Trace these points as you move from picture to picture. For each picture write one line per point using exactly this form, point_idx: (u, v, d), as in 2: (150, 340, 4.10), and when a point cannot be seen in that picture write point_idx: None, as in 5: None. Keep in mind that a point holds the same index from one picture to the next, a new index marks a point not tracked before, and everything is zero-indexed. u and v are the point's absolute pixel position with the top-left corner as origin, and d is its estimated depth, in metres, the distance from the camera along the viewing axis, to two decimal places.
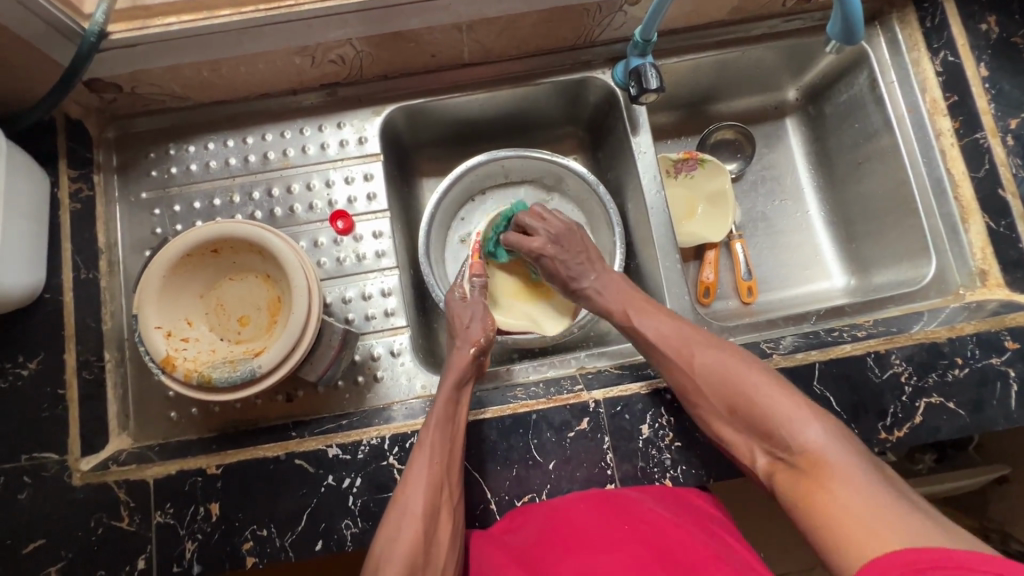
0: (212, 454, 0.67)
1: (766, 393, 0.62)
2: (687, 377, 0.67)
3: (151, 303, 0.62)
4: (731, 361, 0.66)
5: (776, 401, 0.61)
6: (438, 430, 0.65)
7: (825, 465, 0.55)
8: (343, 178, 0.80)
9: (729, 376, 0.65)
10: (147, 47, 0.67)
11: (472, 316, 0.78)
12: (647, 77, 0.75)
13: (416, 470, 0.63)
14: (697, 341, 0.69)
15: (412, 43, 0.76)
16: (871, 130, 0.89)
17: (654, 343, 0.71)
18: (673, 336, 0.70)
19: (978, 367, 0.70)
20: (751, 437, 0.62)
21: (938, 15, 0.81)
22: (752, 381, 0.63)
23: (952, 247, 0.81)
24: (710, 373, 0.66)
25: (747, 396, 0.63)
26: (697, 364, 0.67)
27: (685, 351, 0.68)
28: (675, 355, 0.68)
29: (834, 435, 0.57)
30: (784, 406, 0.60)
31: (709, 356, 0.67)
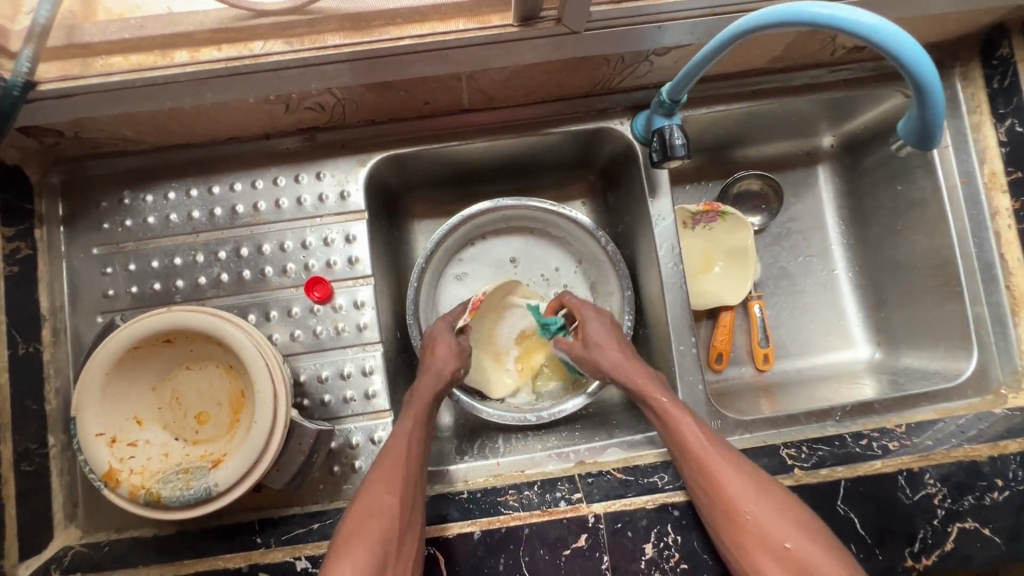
0: (167, 561, 0.60)
1: (812, 537, 0.56)
2: (732, 500, 0.58)
3: (91, 406, 0.54)
4: (776, 496, 0.59)
5: (822, 554, 0.55)
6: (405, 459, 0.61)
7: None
8: (320, 238, 0.71)
9: (779, 513, 0.57)
10: (87, 96, 0.57)
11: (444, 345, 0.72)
12: (672, 142, 0.66)
13: (376, 507, 0.58)
14: (755, 488, 0.59)
15: (403, 90, 0.65)
16: (915, 197, 0.79)
17: (699, 454, 0.61)
18: (715, 456, 0.61)
19: (1020, 489, 0.64)
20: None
21: (1009, 76, 0.71)
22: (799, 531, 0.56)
23: (997, 341, 0.73)
24: (767, 519, 0.57)
25: (794, 538, 0.56)
26: (744, 496, 0.59)
27: (723, 470, 0.60)
28: (720, 472, 0.60)
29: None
30: (832, 560, 0.54)
31: (751, 483, 0.59)
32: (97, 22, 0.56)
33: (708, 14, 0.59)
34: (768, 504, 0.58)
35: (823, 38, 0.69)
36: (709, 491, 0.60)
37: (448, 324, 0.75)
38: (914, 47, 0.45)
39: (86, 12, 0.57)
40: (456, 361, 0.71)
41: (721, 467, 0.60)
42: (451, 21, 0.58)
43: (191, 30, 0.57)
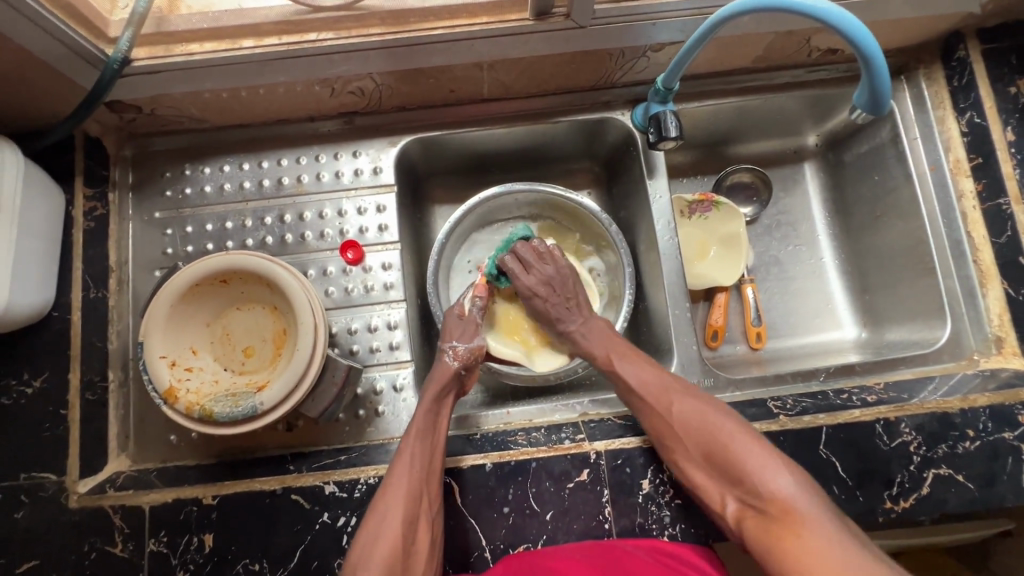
0: (209, 483, 0.67)
1: (736, 437, 0.61)
2: (666, 421, 0.66)
3: (157, 332, 0.62)
4: (701, 409, 0.65)
5: (743, 447, 0.60)
6: (412, 480, 0.62)
7: (794, 516, 0.54)
8: (355, 208, 0.80)
9: (705, 423, 0.64)
10: (170, 73, 0.68)
11: (462, 333, 0.77)
12: (666, 124, 0.75)
13: (385, 530, 0.59)
14: (689, 402, 0.66)
15: (433, 78, 0.76)
16: (890, 184, 0.87)
17: (638, 388, 0.70)
18: (657, 384, 0.69)
19: (991, 440, 0.69)
20: (723, 483, 0.61)
21: (966, 75, 0.80)
22: (726, 432, 0.62)
23: (969, 311, 0.79)
24: (693, 427, 0.64)
25: (717, 443, 0.62)
26: (676, 415, 0.66)
27: (659, 399, 0.68)
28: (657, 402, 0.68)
29: (804, 485, 0.56)
30: (754, 453, 0.59)
31: (681, 403, 0.66)
32: (181, 14, 0.67)
33: (694, 13, 0.69)
34: (696, 417, 0.64)
35: (799, 40, 0.79)
36: (651, 422, 0.67)
37: (460, 312, 0.79)
38: (856, 23, 0.54)
39: (171, 4, 0.68)
40: (462, 351, 0.76)
41: (658, 398, 0.68)
42: (477, 16, 0.68)
43: (259, 22, 0.66)
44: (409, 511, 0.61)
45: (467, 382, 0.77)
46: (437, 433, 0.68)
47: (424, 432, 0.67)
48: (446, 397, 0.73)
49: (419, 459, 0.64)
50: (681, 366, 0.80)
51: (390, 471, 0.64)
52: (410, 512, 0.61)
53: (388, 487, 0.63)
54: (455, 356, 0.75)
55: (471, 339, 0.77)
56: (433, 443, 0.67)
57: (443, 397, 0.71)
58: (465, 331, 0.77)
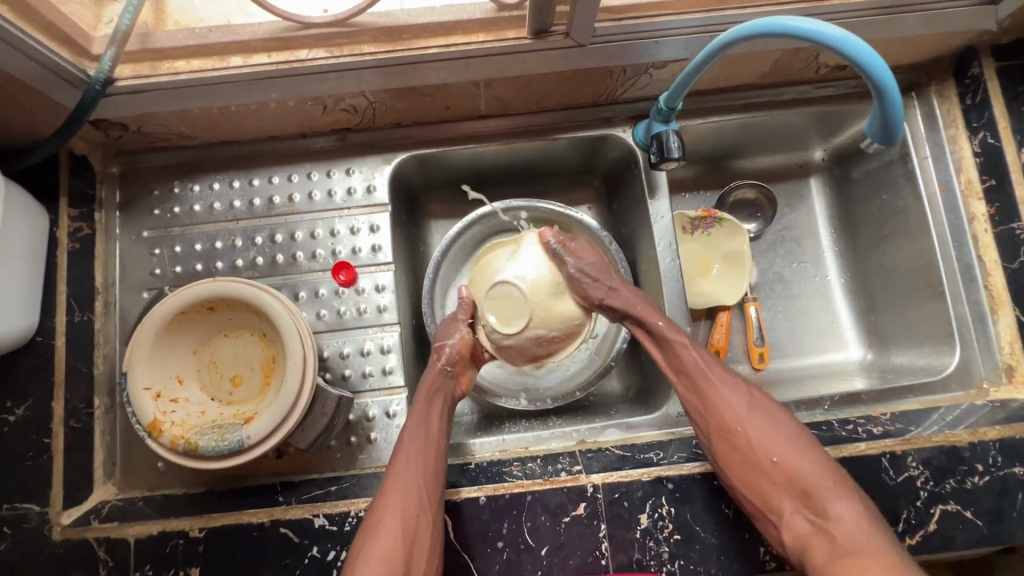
0: (196, 515, 0.65)
1: (804, 453, 0.64)
2: (730, 417, 0.67)
3: (141, 363, 0.60)
4: (772, 415, 0.67)
5: (812, 466, 0.63)
6: (408, 479, 0.63)
7: (858, 543, 0.57)
8: (348, 227, 0.78)
9: (772, 431, 0.66)
10: (154, 93, 0.66)
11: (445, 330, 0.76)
12: (669, 145, 0.72)
13: (384, 530, 0.60)
14: (753, 406, 0.68)
15: (428, 96, 0.74)
16: (899, 204, 0.85)
17: (700, 379, 0.70)
18: (720, 379, 0.70)
19: (1000, 474, 0.67)
20: (784, 493, 0.63)
21: (980, 93, 0.77)
22: (792, 446, 0.64)
23: (979, 338, 0.77)
24: (762, 434, 0.66)
25: (783, 454, 0.64)
26: (742, 415, 0.67)
27: (724, 397, 0.69)
28: (722, 400, 0.68)
29: (865, 510, 0.60)
30: (821, 474, 0.62)
31: (750, 407, 0.68)
32: (167, 31, 0.64)
33: (699, 31, 0.66)
34: (765, 425, 0.67)
35: (807, 57, 0.76)
36: (711, 414, 0.68)
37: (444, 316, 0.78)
38: (867, 50, 0.52)
39: (158, 20, 0.65)
40: (450, 350, 0.74)
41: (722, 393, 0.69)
42: (473, 34, 0.66)
43: (247, 39, 0.64)
44: (406, 510, 0.61)
45: (461, 385, 0.75)
46: (432, 435, 0.68)
47: (416, 434, 0.67)
48: (437, 398, 0.71)
49: (413, 466, 0.64)
50: None
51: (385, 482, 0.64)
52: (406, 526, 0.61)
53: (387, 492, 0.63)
54: (443, 355, 0.74)
55: (456, 334, 0.75)
56: (430, 443, 0.67)
57: (433, 396, 0.70)
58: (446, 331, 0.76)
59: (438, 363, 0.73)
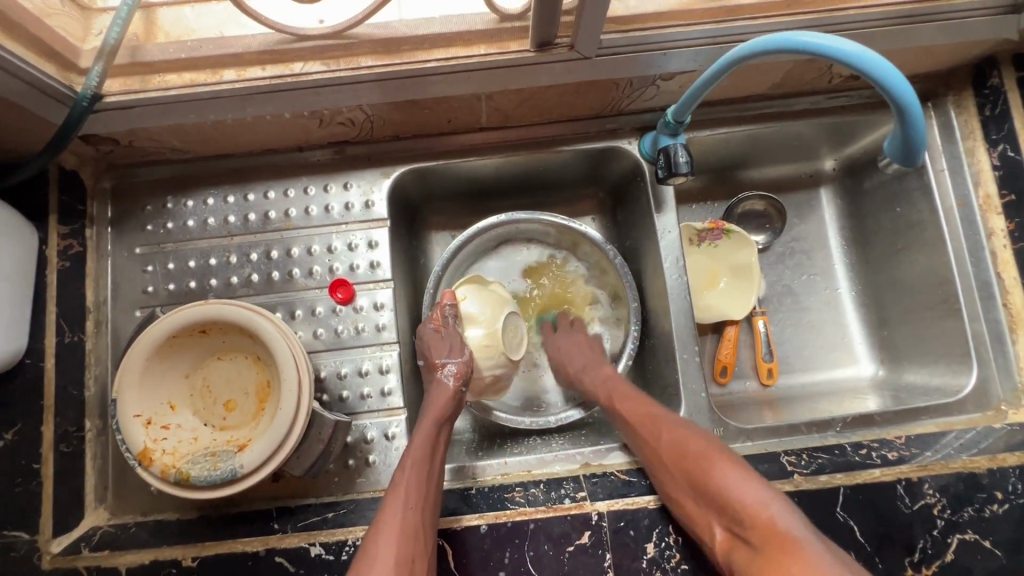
0: (189, 543, 0.64)
1: (718, 461, 0.59)
2: (656, 448, 0.65)
3: (131, 389, 0.58)
4: (693, 435, 0.63)
5: (722, 470, 0.58)
6: (407, 509, 0.60)
7: (777, 542, 0.50)
8: (345, 243, 0.76)
9: (683, 447, 0.62)
10: (144, 108, 0.64)
11: (449, 346, 0.74)
12: (677, 159, 0.70)
13: (378, 564, 0.56)
14: (670, 425, 0.65)
15: (427, 109, 0.71)
16: (914, 217, 0.82)
17: (631, 420, 0.69)
18: (644, 409, 0.69)
19: (1020, 502, 0.65)
20: (725, 518, 0.56)
21: (999, 104, 0.75)
22: (703, 456, 0.60)
23: (996, 357, 0.75)
24: (679, 451, 0.62)
25: (701, 469, 0.59)
26: (664, 438, 0.65)
27: (649, 428, 0.67)
28: (648, 432, 0.66)
29: (789, 510, 0.53)
30: (739, 482, 0.56)
31: (671, 429, 0.65)
32: (158, 44, 0.62)
33: (708, 43, 0.64)
34: (684, 442, 0.62)
35: (820, 67, 0.74)
36: (641, 445, 0.67)
37: (434, 323, 0.76)
38: (890, 70, 0.49)
39: (148, 31, 0.63)
40: (456, 369, 0.73)
41: (648, 424, 0.67)
42: (474, 46, 0.63)
43: (240, 52, 0.62)
44: (404, 547, 0.57)
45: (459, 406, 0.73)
46: (433, 465, 0.65)
47: (418, 461, 0.64)
48: (443, 430, 0.69)
49: (414, 492, 0.61)
50: (689, 413, 0.75)
51: (381, 511, 0.60)
52: (406, 558, 0.57)
53: (382, 522, 0.59)
54: (451, 375, 0.72)
55: (461, 353, 0.74)
56: (427, 470, 0.64)
57: (443, 426, 0.69)
58: (444, 343, 0.74)
59: (450, 382, 0.72)
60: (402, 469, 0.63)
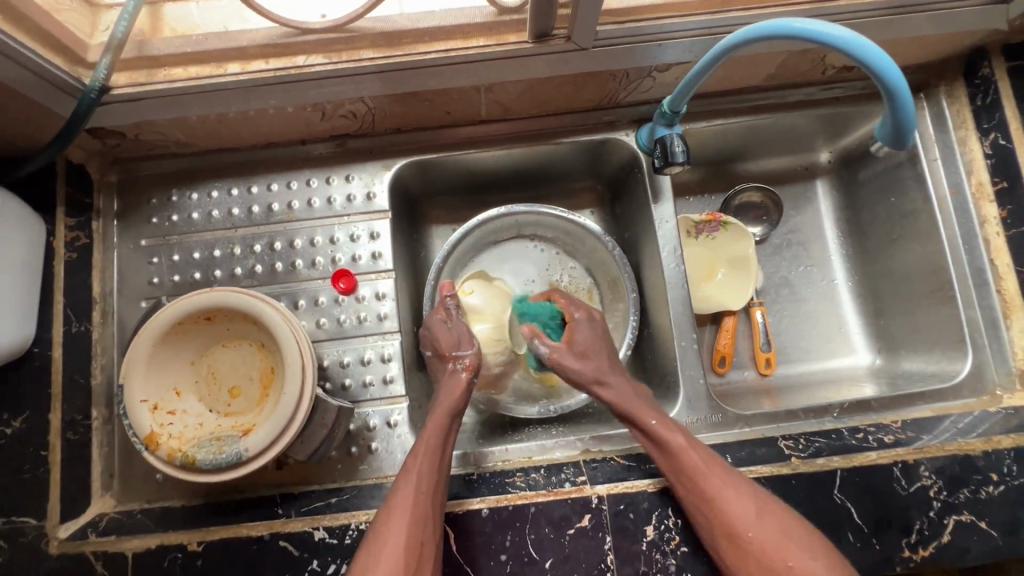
0: (194, 528, 0.64)
1: (801, 545, 0.57)
2: (717, 504, 0.59)
3: (138, 374, 0.59)
4: (761, 502, 0.59)
5: (815, 558, 0.56)
6: (420, 503, 0.60)
7: None
8: (347, 235, 0.77)
9: (762, 525, 0.58)
10: (150, 101, 0.65)
11: (459, 336, 0.74)
12: (673, 149, 0.71)
13: (389, 549, 0.57)
14: (742, 493, 0.60)
15: (428, 101, 0.73)
16: (908, 207, 0.83)
17: (694, 478, 0.61)
18: (711, 470, 0.61)
19: (1015, 484, 0.65)
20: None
21: (990, 94, 0.76)
22: (779, 536, 0.57)
23: (991, 343, 0.76)
24: (754, 527, 0.58)
25: (777, 544, 0.57)
26: (735, 507, 0.59)
27: (709, 478, 0.61)
28: (716, 498, 0.59)
29: None
30: (817, 561, 0.55)
31: (744, 496, 0.60)
32: (164, 38, 0.64)
33: (702, 34, 0.65)
34: (761, 516, 0.58)
35: (813, 58, 0.75)
36: (700, 508, 0.60)
37: (440, 312, 0.76)
38: (878, 53, 0.51)
39: (154, 26, 0.64)
40: (468, 360, 0.72)
41: (707, 475, 0.61)
42: (473, 38, 0.65)
43: (245, 46, 0.63)
44: (413, 533, 0.58)
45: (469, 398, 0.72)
46: (444, 455, 0.65)
47: (429, 451, 0.64)
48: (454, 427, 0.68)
49: (425, 479, 0.62)
50: (687, 399, 0.76)
51: (391, 495, 0.61)
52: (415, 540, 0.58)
53: (392, 506, 0.59)
54: (464, 367, 0.72)
55: (470, 346, 0.73)
56: (439, 460, 0.64)
57: (456, 421, 0.68)
58: (451, 336, 0.73)
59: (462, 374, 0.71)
60: (414, 458, 0.63)
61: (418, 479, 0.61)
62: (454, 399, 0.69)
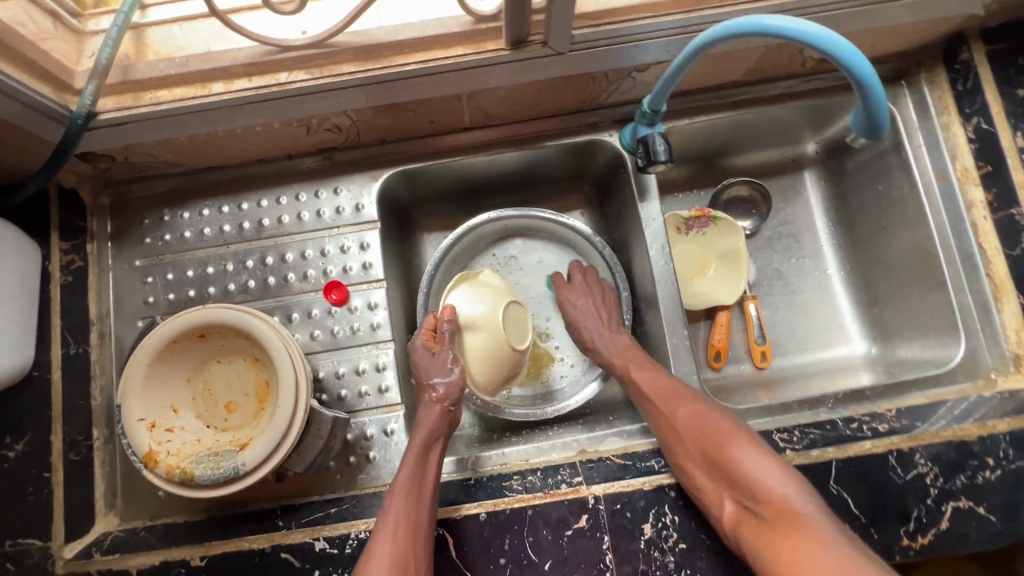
0: (198, 543, 0.65)
1: (736, 439, 0.62)
2: (670, 420, 0.67)
3: (134, 394, 0.61)
4: (703, 411, 0.66)
5: (744, 451, 0.61)
6: (400, 496, 0.62)
7: (791, 519, 0.55)
8: (338, 246, 0.78)
9: (701, 423, 0.65)
10: (137, 124, 0.66)
11: (437, 369, 0.71)
12: (655, 148, 0.72)
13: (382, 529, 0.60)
14: (683, 402, 0.68)
15: (411, 111, 0.74)
16: (895, 193, 0.83)
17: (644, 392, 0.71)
18: (661, 386, 0.70)
19: (1012, 468, 0.66)
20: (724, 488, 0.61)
21: (971, 79, 0.76)
22: (710, 430, 0.64)
23: (984, 327, 0.76)
24: (694, 429, 0.65)
25: (715, 443, 0.63)
26: (678, 415, 0.67)
27: (665, 396, 0.69)
28: (663, 405, 0.69)
29: (801, 490, 0.57)
30: (755, 458, 0.60)
31: (684, 403, 0.68)
32: (148, 62, 0.65)
33: (679, 32, 0.66)
34: (694, 418, 0.66)
35: (792, 50, 0.76)
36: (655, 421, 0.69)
37: (426, 340, 0.73)
38: (838, 38, 0.52)
39: (138, 50, 0.66)
40: (446, 386, 0.71)
41: (660, 395, 0.70)
42: (452, 47, 0.65)
43: (227, 65, 0.64)
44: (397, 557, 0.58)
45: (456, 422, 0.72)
46: (429, 473, 0.64)
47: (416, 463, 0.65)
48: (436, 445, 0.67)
49: (404, 481, 0.63)
50: None
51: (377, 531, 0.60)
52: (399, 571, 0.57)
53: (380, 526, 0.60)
54: (438, 396, 0.70)
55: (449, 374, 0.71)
56: (422, 470, 0.64)
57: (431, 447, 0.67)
58: (432, 365, 0.71)
59: (440, 407, 0.69)
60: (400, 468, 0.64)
61: (400, 485, 0.62)
62: (428, 434, 0.67)
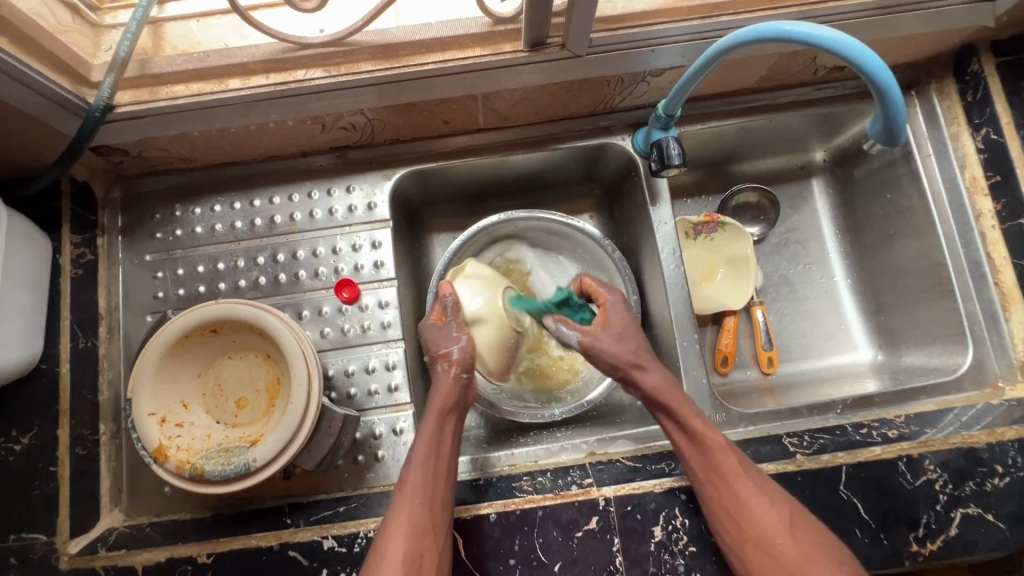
0: (205, 541, 0.64)
1: (798, 530, 0.58)
2: (723, 490, 0.61)
3: (145, 388, 0.60)
4: (761, 486, 0.61)
5: (805, 539, 0.57)
6: (414, 507, 0.59)
7: None
8: (349, 245, 0.78)
9: (761, 502, 0.60)
10: (153, 118, 0.66)
11: (445, 339, 0.70)
12: (669, 152, 0.72)
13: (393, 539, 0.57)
14: (744, 476, 0.61)
15: (427, 111, 0.74)
16: (904, 202, 0.84)
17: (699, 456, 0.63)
18: (718, 451, 0.63)
19: (1021, 475, 0.66)
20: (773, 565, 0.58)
21: (980, 89, 0.77)
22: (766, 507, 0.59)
23: (991, 335, 0.76)
24: (752, 507, 0.59)
25: (773, 523, 0.58)
26: (734, 485, 0.61)
27: (721, 464, 0.62)
28: (720, 475, 0.62)
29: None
30: (815, 546, 0.57)
31: (743, 474, 0.61)
32: (166, 56, 0.65)
33: (695, 38, 0.66)
34: (755, 493, 0.60)
35: (804, 59, 0.77)
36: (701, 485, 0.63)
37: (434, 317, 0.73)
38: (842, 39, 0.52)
39: (156, 45, 0.66)
40: (457, 355, 0.70)
41: (717, 461, 0.62)
42: (470, 48, 0.66)
43: (246, 61, 0.65)
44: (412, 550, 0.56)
45: (472, 394, 0.70)
46: (442, 459, 0.63)
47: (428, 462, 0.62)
48: (448, 424, 0.66)
49: (423, 490, 0.60)
50: (691, 401, 0.77)
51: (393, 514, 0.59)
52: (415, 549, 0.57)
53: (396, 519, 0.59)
54: (450, 364, 0.69)
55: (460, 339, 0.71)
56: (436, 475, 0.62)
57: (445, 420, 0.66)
58: (440, 338, 0.70)
59: (451, 373, 0.68)
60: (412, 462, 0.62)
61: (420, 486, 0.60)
62: (447, 400, 0.67)
